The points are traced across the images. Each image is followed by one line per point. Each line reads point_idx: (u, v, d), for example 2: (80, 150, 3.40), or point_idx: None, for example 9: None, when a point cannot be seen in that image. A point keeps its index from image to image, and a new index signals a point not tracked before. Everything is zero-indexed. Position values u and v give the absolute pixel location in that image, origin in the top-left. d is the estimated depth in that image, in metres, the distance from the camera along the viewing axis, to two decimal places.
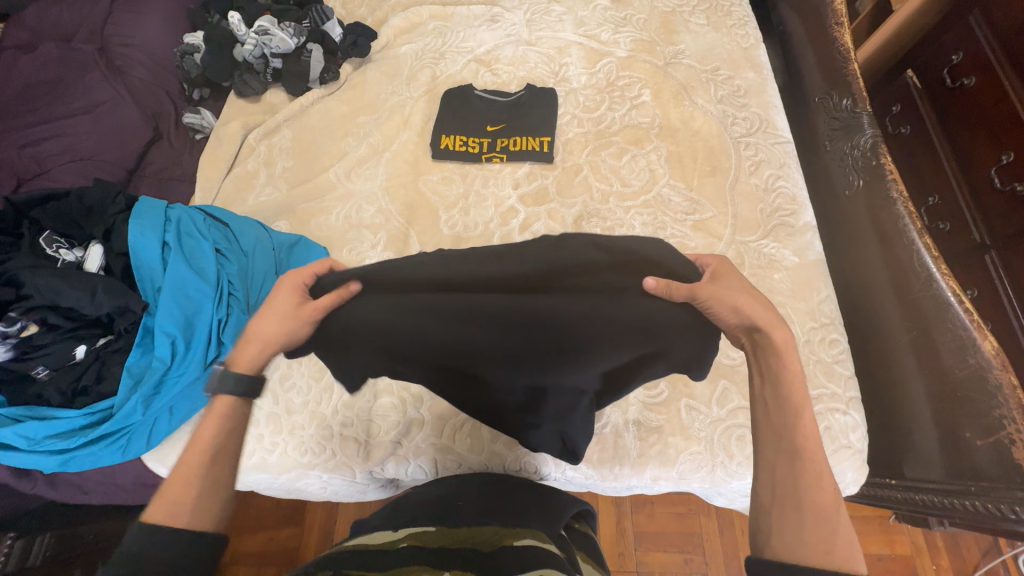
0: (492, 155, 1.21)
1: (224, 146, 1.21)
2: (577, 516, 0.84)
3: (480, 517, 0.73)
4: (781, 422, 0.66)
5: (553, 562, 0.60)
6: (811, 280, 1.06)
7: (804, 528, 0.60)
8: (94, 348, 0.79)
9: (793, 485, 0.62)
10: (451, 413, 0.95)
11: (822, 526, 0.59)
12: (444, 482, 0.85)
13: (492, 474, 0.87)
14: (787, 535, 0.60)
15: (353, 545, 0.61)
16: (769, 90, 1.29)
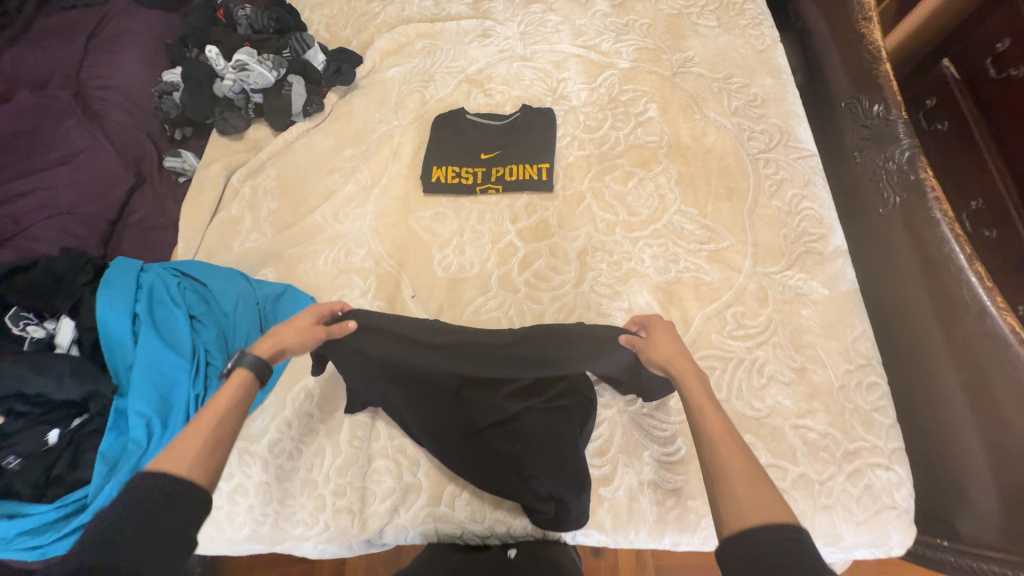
0: (487, 186, 1.13)
1: (206, 191, 1.15)
2: None
3: None
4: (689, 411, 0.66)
5: None
6: (844, 315, 0.95)
7: (745, 502, 0.54)
8: (68, 431, 0.75)
9: (721, 461, 0.59)
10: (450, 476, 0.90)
11: (766, 493, 0.55)
12: (444, 560, 0.81)
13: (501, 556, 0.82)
14: (733, 515, 0.54)
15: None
16: (789, 98, 1.17)
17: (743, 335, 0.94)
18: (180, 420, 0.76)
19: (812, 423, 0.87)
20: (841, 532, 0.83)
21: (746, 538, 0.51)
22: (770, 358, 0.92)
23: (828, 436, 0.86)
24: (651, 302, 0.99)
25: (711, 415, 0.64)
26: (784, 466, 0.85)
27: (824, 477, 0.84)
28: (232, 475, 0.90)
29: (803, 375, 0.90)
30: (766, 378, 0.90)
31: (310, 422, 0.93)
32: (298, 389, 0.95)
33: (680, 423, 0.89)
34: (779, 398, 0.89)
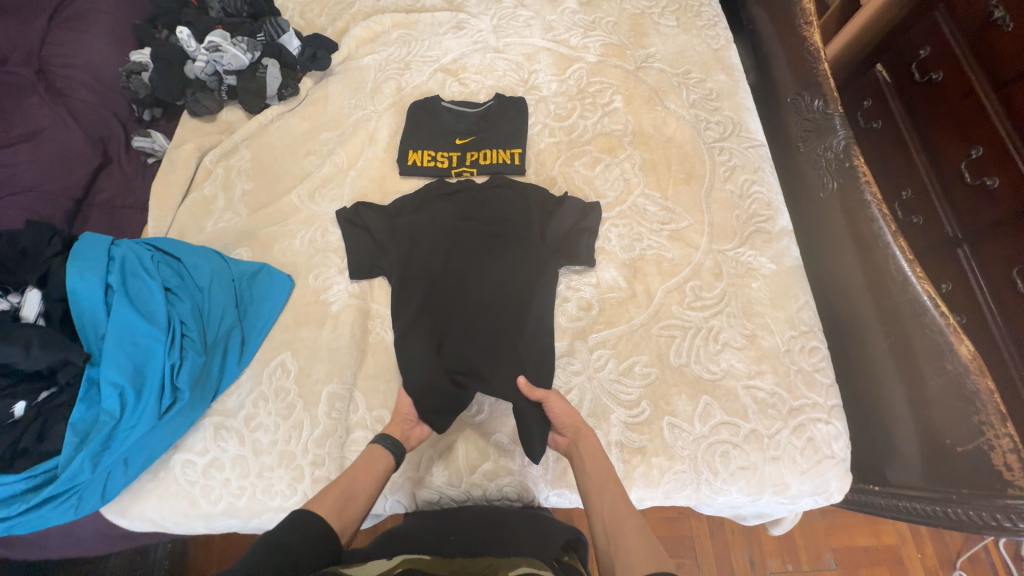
0: (462, 170, 1.17)
1: (177, 172, 1.14)
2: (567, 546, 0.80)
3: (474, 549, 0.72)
4: (590, 487, 0.79)
5: None
6: (789, 287, 1.04)
7: (635, 554, 0.67)
8: (36, 404, 0.74)
9: (618, 521, 0.72)
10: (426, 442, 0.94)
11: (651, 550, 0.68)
12: (443, 516, 0.85)
13: (485, 508, 0.86)
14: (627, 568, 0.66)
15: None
16: (741, 92, 1.27)
17: (700, 306, 1.02)
18: (155, 390, 0.77)
19: (762, 383, 0.95)
20: (787, 481, 0.91)
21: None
22: (724, 326, 1.00)
23: (776, 395, 0.95)
24: (618, 277, 1.06)
25: (612, 502, 0.75)
26: (737, 423, 0.93)
27: (772, 431, 0.93)
28: (208, 449, 0.90)
29: (753, 341, 0.99)
30: (721, 344, 0.98)
31: (287, 395, 0.94)
32: (274, 364, 0.96)
33: (644, 387, 0.95)
34: (733, 361, 0.97)
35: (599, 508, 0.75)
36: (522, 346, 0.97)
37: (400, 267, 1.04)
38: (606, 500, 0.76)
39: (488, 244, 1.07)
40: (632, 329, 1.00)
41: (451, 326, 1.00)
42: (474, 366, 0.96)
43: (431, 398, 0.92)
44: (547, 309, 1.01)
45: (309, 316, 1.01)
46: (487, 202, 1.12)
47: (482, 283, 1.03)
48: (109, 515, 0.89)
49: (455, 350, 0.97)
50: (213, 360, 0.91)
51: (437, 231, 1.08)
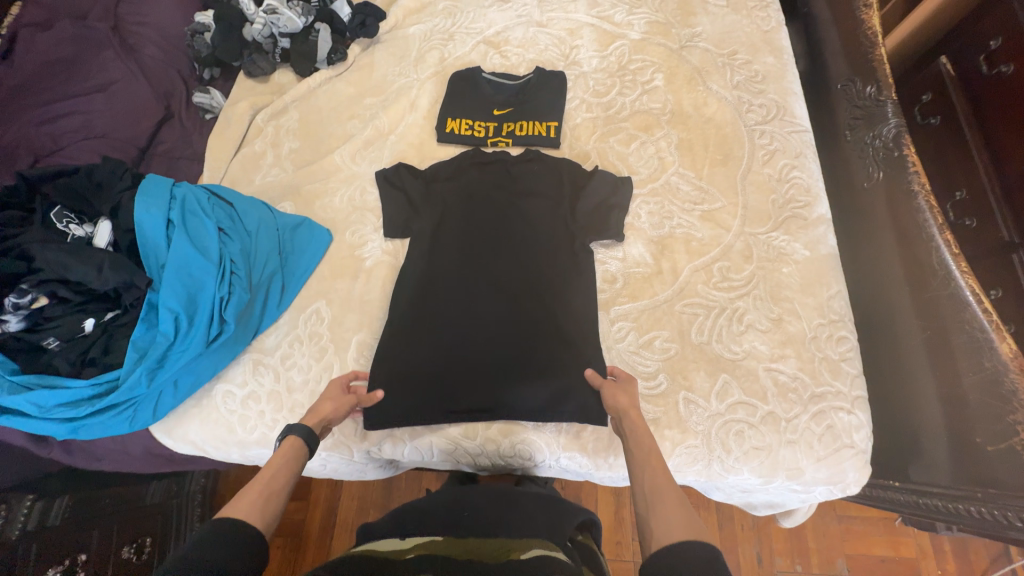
0: (498, 140, 1.19)
1: (231, 127, 1.21)
2: (581, 527, 0.81)
3: (486, 529, 0.73)
4: (638, 460, 0.77)
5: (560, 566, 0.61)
6: (822, 275, 1.02)
7: (675, 520, 0.65)
8: (102, 323, 0.82)
9: (660, 494, 0.70)
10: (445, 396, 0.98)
11: (693, 519, 0.65)
12: (456, 492, 0.85)
13: (500, 490, 0.85)
14: (667, 535, 0.63)
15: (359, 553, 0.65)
16: (789, 76, 1.23)
17: (726, 287, 1.01)
18: (205, 319, 0.84)
19: (783, 366, 0.94)
20: (802, 466, 0.90)
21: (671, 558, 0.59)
22: (749, 308, 0.99)
23: (797, 379, 0.94)
24: (645, 253, 1.06)
25: (656, 475, 0.73)
26: (754, 404, 0.92)
27: (790, 415, 0.92)
28: (246, 382, 0.97)
29: (779, 325, 0.97)
30: (744, 326, 0.98)
31: (321, 340, 1.00)
32: (310, 311, 1.02)
33: (663, 361, 0.96)
34: (755, 343, 0.96)
35: (646, 481, 0.73)
36: (537, 324, 0.99)
37: (431, 231, 1.08)
38: (653, 476, 0.73)
39: (518, 215, 1.09)
40: (655, 304, 1.01)
41: (477, 292, 1.02)
42: (489, 338, 0.99)
43: (446, 365, 0.97)
44: (567, 289, 1.02)
45: (344, 269, 1.06)
46: (520, 175, 1.14)
47: (505, 256, 1.05)
48: (156, 434, 0.97)
49: (474, 319, 1.00)
50: (257, 300, 0.98)
51: (470, 200, 1.11)
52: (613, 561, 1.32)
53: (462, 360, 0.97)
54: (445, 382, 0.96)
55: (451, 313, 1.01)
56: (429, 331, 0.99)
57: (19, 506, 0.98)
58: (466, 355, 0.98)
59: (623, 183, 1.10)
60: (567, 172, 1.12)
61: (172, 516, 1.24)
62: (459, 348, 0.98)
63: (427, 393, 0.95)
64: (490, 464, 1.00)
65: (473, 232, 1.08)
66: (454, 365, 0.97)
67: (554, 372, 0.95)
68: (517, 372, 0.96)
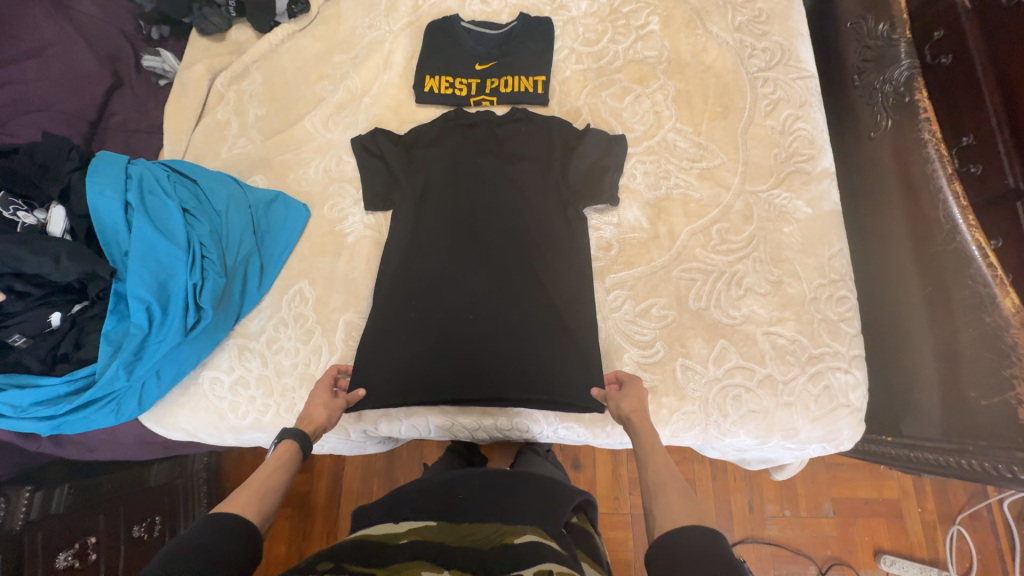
0: (481, 98, 1.10)
1: (189, 94, 1.11)
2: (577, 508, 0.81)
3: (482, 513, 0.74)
4: (641, 451, 0.79)
5: (554, 555, 0.62)
6: (824, 233, 0.98)
7: (676, 508, 0.67)
8: (70, 315, 0.78)
9: (660, 482, 0.73)
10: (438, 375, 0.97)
11: (694, 506, 0.67)
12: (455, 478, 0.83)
13: (497, 474, 0.83)
14: (671, 520, 0.66)
15: (357, 536, 0.66)
16: (795, 15, 1.13)
17: (726, 250, 0.97)
18: (180, 307, 0.79)
19: (782, 329, 0.92)
20: (797, 426, 0.91)
21: (668, 539, 0.62)
22: (749, 271, 0.96)
23: (796, 342, 0.92)
24: (641, 218, 1.01)
25: (658, 464, 0.76)
26: (752, 368, 0.91)
27: (788, 377, 0.91)
28: (233, 368, 0.94)
29: (779, 288, 0.95)
30: (744, 290, 0.95)
31: (306, 322, 0.97)
32: (293, 292, 0.98)
33: (660, 329, 0.94)
34: (754, 307, 0.94)
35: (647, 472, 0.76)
36: (530, 300, 0.97)
37: (413, 203, 1.02)
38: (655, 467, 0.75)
39: (505, 183, 1.03)
40: (652, 271, 0.97)
41: (465, 269, 0.99)
42: (480, 316, 0.97)
43: (438, 345, 0.95)
44: (560, 262, 0.98)
45: (325, 247, 1.01)
46: (506, 137, 1.06)
47: (494, 229, 1.01)
48: (147, 423, 0.95)
49: (464, 298, 0.97)
50: (234, 283, 0.93)
51: (454, 168, 1.04)
52: (610, 516, 1.37)
53: (455, 339, 0.96)
54: (437, 363, 0.94)
55: (440, 292, 0.98)
56: (419, 311, 0.97)
57: (19, 498, 0.96)
58: (458, 334, 0.96)
59: (617, 142, 1.03)
60: (556, 133, 1.05)
61: (179, 494, 1.25)
62: (451, 328, 0.96)
63: (419, 374, 0.94)
64: (489, 437, 1.01)
65: (459, 203, 1.02)
66: (446, 345, 0.95)
67: (547, 350, 0.95)
68: (510, 351, 0.95)
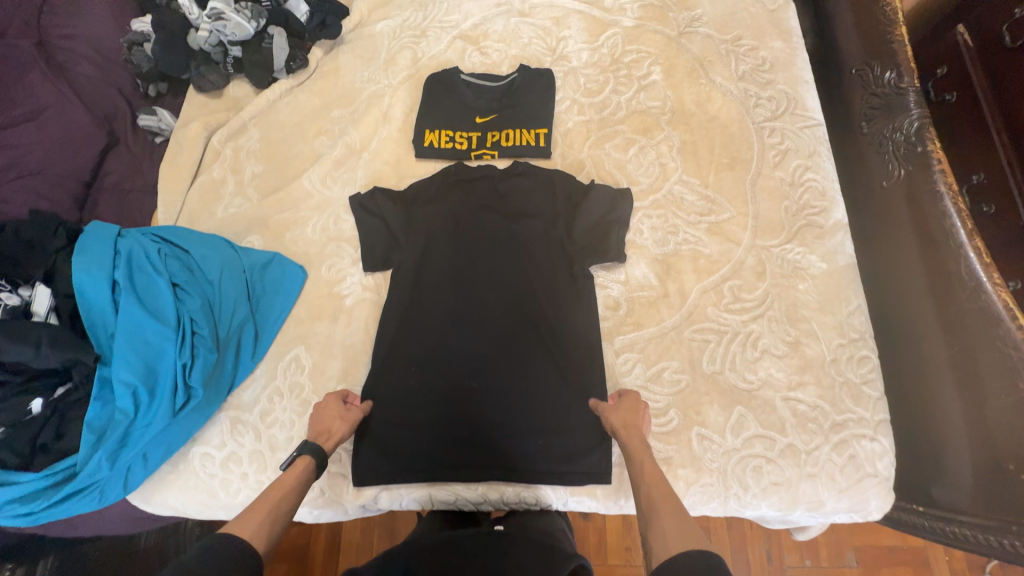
0: (482, 152, 1.08)
1: (185, 153, 1.09)
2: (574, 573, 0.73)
3: None
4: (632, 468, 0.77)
5: None
6: (840, 290, 0.95)
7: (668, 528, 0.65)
8: (51, 400, 0.73)
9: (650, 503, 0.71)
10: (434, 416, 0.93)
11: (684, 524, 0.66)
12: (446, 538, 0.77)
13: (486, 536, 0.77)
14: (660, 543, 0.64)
15: None
16: (800, 62, 1.12)
17: (739, 309, 0.94)
18: (168, 390, 0.76)
19: (803, 395, 0.88)
20: (823, 498, 0.85)
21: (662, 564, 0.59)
22: (764, 332, 0.92)
23: (817, 408, 0.87)
24: (649, 274, 0.98)
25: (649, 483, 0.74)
26: (773, 437, 0.86)
27: (811, 447, 0.86)
28: (225, 443, 0.89)
29: (796, 349, 0.90)
30: (759, 351, 0.91)
31: (304, 393, 0.92)
32: (288, 359, 0.94)
33: (673, 394, 0.90)
34: (772, 370, 0.89)
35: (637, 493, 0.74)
36: (535, 367, 0.93)
37: (412, 264, 0.98)
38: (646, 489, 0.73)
39: (507, 241, 1.00)
40: (663, 332, 0.93)
41: (468, 333, 0.95)
42: (483, 382, 0.93)
43: (439, 415, 0.92)
44: (566, 323, 0.95)
45: (323, 311, 0.98)
46: (507, 192, 1.03)
47: (498, 291, 0.98)
48: (133, 502, 0.90)
49: (467, 363, 0.94)
50: (227, 354, 0.89)
51: (454, 225, 1.01)
52: (623, 568, 1.29)
53: (457, 409, 0.92)
54: (438, 434, 0.91)
55: (441, 358, 0.94)
56: (419, 379, 0.93)
57: None
58: (459, 404, 0.92)
59: (621, 196, 1.00)
60: (558, 187, 1.02)
61: None
62: (452, 397, 0.92)
63: (419, 446, 0.91)
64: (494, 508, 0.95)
65: (460, 263, 0.99)
66: (446, 415, 0.92)
67: (555, 417, 0.90)
68: (515, 420, 0.91)
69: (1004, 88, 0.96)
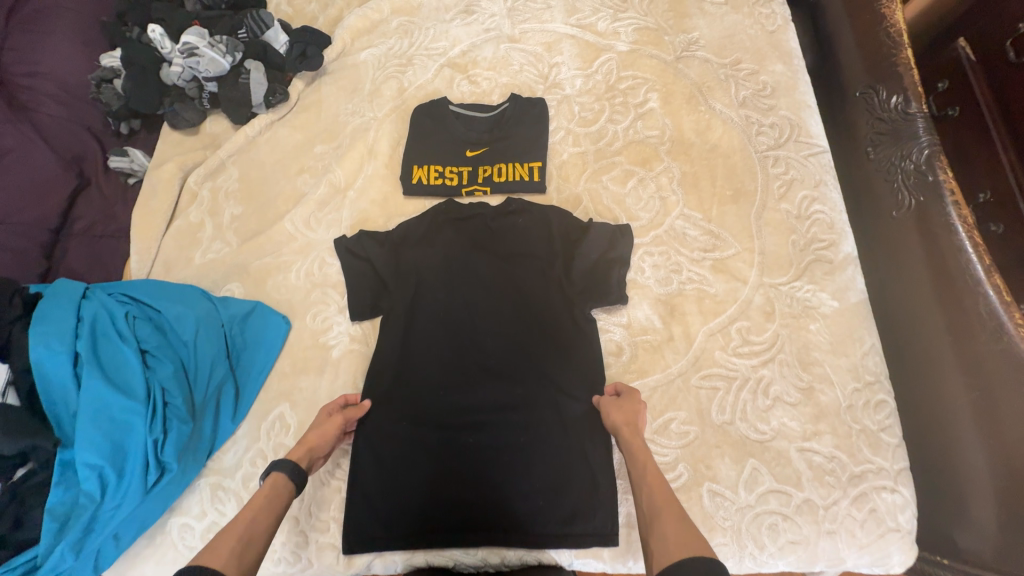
0: (473, 187, 1.02)
1: (158, 196, 1.03)
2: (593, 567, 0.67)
3: None
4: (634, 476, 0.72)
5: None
6: (853, 330, 0.90)
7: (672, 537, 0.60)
8: (10, 484, 0.67)
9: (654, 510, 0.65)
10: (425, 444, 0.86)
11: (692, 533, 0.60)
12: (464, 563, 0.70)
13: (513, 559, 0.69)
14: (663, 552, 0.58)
15: None
16: (802, 86, 1.08)
17: (748, 352, 0.89)
18: (138, 469, 0.70)
19: (819, 446, 0.83)
20: (844, 557, 0.79)
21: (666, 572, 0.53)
22: (776, 377, 0.87)
23: (835, 460, 0.82)
24: (652, 316, 0.93)
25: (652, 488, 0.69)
26: (788, 492, 0.81)
27: (829, 501, 0.81)
28: (205, 513, 0.80)
29: (810, 396, 0.86)
30: (771, 399, 0.86)
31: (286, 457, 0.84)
32: (273, 418, 0.87)
33: (682, 448, 0.84)
34: (785, 420, 0.85)
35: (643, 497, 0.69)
36: (536, 419, 0.87)
37: (403, 311, 0.92)
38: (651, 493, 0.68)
39: (504, 284, 0.94)
40: (669, 379, 0.88)
41: (465, 385, 0.89)
42: (482, 438, 0.86)
43: (435, 476, 0.84)
44: (568, 372, 0.89)
45: (307, 364, 0.92)
46: (503, 231, 0.98)
47: (494, 338, 0.92)
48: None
49: (464, 418, 0.87)
50: (206, 418, 0.83)
51: (447, 268, 0.95)
52: None
53: (452, 470, 0.85)
54: (434, 498, 0.84)
55: (435, 414, 0.88)
56: (410, 438, 0.86)
57: None
58: (455, 464, 0.85)
59: (623, 233, 0.96)
60: (557, 225, 0.96)
61: None
62: (448, 456, 0.85)
63: (414, 512, 0.83)
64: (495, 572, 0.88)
65: (454, 309, 0.93)
66: (441, 477, 0.84)
67: (562, 475, 0.84)
68: (518, 478, 0.84)
69: (1012, 113, 0.91)
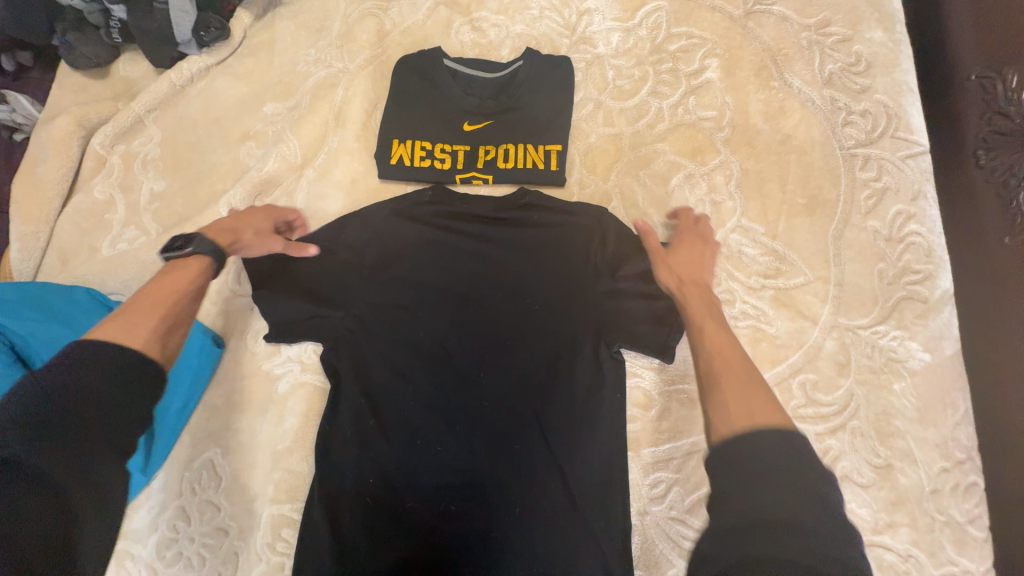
0: (470, 174, 0.78)
1: (51, 160, 0.78)
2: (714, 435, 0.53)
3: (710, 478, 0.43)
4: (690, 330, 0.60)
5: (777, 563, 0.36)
6: (945, 391, 0.70)
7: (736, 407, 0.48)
8: None
9: (714, 372, 0.53)
10: (432, 445, 0.67)
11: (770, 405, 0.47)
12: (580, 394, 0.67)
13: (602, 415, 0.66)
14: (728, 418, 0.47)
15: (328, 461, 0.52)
16: (907, 61, 0.82)
17: (811, 415, 0.70)
18: None
19: (892, 541, 0.66)
20: None
21: (739, 443, 0.43)
22: (845, 450, 0.68)
23: (909, 558, 0.65)
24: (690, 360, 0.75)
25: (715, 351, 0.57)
26: None
27: None
28: None
29: (887, 476, 0.68)
30: (837, 478, 0.68)
31: (215, 519, 0.69)
32: (199, 466, 0.71)
33: None
34: (853, 506, 0.67)
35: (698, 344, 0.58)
36: (537, 485, 0.66)
37: (367, 334, 0.69)
38: (704, 344, 0.57)
39: (507, 301, 0.71)
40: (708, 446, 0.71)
41: (447, 434, 0.68)
42: (467, 503, 0.66)
43: (400, 550, 0.65)
44: (584, 427, 0.67)
45: (245, 399, 0.73)
46: (508, 229, 0.73)
47: (488, 376, 0.69)
48: None
49: (444, 476, 0.67)
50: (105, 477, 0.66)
51: (431, 275, 0.72)
52: None
53: (424, 541, 0.65)
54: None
55: (407, 470, 0.67)
56: (372, 501, 0.66)
57: None
58: (430, 533, 0.65)
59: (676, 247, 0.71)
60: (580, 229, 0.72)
61: None
62: (420, 524, 0.65)
63: None
64: None
65: (439, 330, 0.70)
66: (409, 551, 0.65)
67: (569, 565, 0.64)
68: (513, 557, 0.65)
69: None
